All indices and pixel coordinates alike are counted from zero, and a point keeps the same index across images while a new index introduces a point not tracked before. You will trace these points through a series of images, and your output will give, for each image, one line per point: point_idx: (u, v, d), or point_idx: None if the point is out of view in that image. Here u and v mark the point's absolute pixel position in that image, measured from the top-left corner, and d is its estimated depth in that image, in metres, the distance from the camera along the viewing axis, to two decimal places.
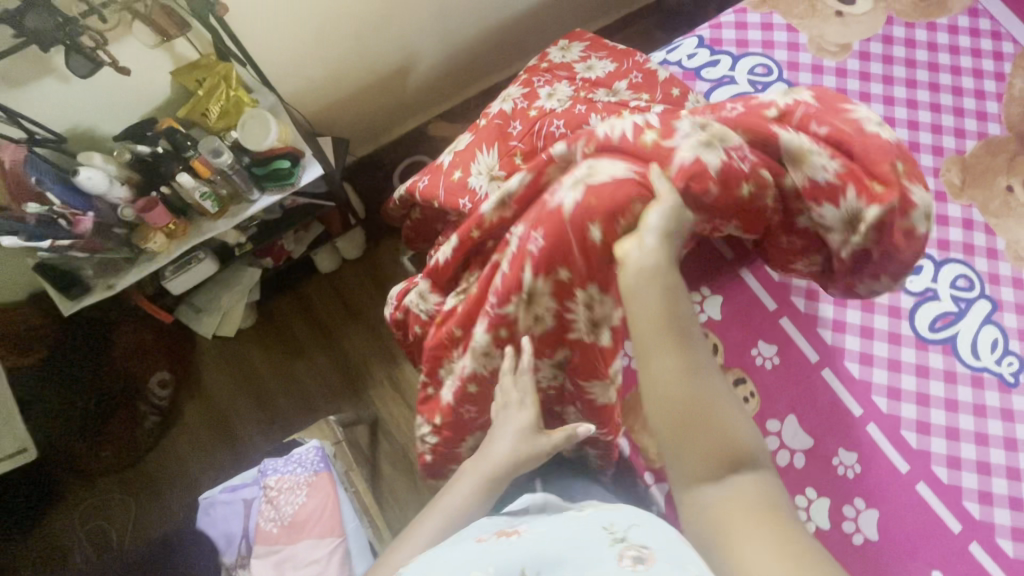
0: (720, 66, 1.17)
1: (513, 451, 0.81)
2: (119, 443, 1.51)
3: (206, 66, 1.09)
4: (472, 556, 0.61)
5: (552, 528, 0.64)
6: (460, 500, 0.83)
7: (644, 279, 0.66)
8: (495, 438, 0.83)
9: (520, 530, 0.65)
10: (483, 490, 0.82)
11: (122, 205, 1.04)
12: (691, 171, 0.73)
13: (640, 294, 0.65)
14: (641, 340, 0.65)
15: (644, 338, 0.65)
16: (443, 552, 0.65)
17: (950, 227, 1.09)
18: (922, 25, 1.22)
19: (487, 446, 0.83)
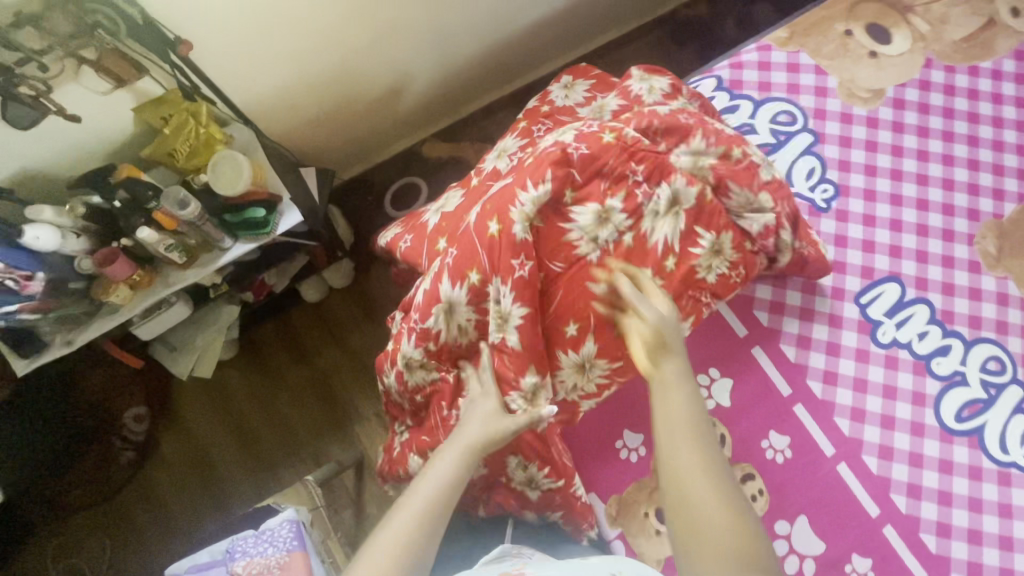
0: (739, 112, 1.06)
1: (482, 432, 0.73)
2: (93, 480, 1.45)
3: (172, 102, 0.98)
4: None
5: None
6: (439, 480, 0.67)
7: (671, 385, 0.67)
8: (466, 422, 0.75)
9: None
10: (465, 470, 0.69)
11: (79, 258, 0.95)
12: (587, 165, 0.82)
13: (668, 400, 0.66)
14: (664, 436, 0.63)
15: (665, 439, 0.63)
16: None
17: (982, 302, 1.00)
18: (962, 69, 1.11)
19: (458, 429, 0.74)
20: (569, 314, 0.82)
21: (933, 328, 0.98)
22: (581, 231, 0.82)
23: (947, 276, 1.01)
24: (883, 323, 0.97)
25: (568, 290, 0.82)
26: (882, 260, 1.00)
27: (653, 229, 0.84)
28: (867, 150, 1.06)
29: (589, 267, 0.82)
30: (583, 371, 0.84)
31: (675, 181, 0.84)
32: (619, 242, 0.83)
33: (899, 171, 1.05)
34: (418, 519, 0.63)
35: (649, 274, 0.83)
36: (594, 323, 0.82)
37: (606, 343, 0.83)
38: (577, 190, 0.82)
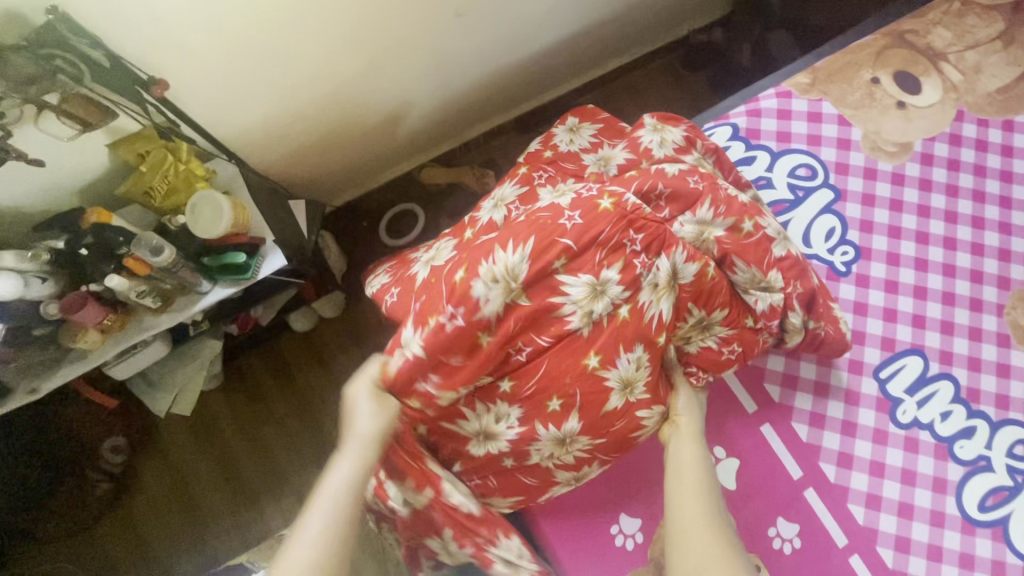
0: (756, 164, 0.99)
1: (376, 423, 0.69)
2: (66, 511, 1.40)
3: (148, 138, 0.93)
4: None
5: None
6: (341, 486, 0.65)
7: (686, 462, 0.74)
8: (357, 415, 0.70)
9: None
10: (368, 470, 0.67)
11: (45, 304, 0.89)
12: (585, 232, 0.73)
13: (682, 472, 0.73)
14: (677, 486, 0.72)
15: (679, 491, 0.71)
16: None
17: (1011, 379, 0.93)
18: (996, 123, 1.04)
19: (349, 425, 0.69)
20: (551, 389, 0.74)
21: (977, 425, 0.90)
22: (573, 304, 0.73)
23: (974, 349, 0.94)
24: (903, 401, 0.90)
25: (553, 364, 0.73)
26: (904, 331, 0.94)
27: (650, 303, 0.75)
28: (890, 210, 0.99)
29: (578, 342, 0.73)
30: (563, 444, 0.76)
31: (675, 255, 0.75)
32: (612, 316, 0.74)
33: (924, 234, 0.98)
34: (327, 534, 0.61)
35: (641, 350, 0.75)
36: (581, 401, 0.74)
37: (594, 423, 0.75)
38: (570, 261, 0.73)
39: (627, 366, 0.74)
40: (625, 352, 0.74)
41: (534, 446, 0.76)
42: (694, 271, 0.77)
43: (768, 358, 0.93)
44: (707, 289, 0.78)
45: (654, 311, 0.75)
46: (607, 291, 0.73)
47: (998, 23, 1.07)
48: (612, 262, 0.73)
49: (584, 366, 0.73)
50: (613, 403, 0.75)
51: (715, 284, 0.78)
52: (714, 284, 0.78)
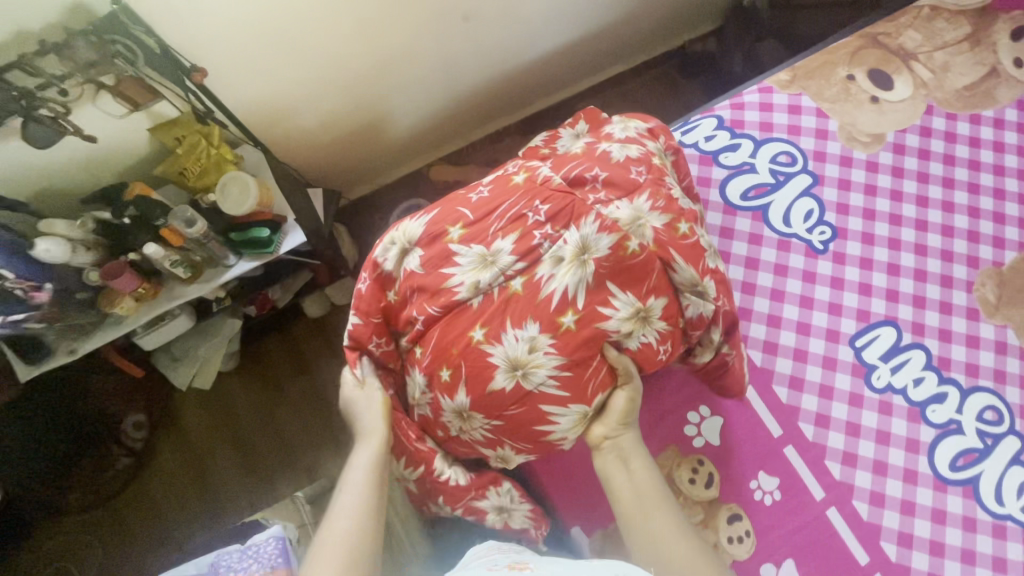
0: (740, 150, 1.07)
1: (377, 449, 0.81)
2: (89, 484, 1.47)
3: (184, 124, 1.02)
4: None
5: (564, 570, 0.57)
6: (364, 467, 0.80)
7: (637, 468, 0.81)
8: (359, 444, 0.82)
9: (531, 564, 0.60)
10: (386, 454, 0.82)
11: (88, 270, 0.97)
12: (486, 208, 0.82)
13: (633, 481, 0.80)
14: (637, 508, 0.77)
15: (643, 510, 0.77)
16: None
17: (980, 349, 0.99)
18: (964, 117, 1.12)
19: (361, 420, 0.84)
20: (443, 357, 0.78)
21: (948, 390, 0.97)
22: (462, 274, 0.78)
23: (944, 322, 1.01)
24: (878, 367, 0.97)
25: (444, 332, 0.78)
26: (878, 304, 1.01)
27: (551, 278, 0.77)
28: (866, 194, 1.07)
29: (467, 311, 0.77)
30: (464, 419, 0.79)
31: (583, 226, 0.78)
32: (504, 289, 0.77)
33: (897, 216, 1.06)
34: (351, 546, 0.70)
35: (533, 328, 0.75)
36: (468, 373, 0.76)
37: (482, 400, 0.77)
38: (467, 230, 0.80)
39: (520, 344, 0.75)
40: (512, 327, 0.76)
41: (444, 415, 0.81)
42: (608, 246, 0.77)
43: (751, 325, 0.99)
44: (640, 275, 0.79)
45: (551, 286, 0.76)
46: (496, 262, 0.78)
47: (965, 26, 1.16)
48: (507, 235, 0.79)
49: (470, 337, 0.76)
50: (503, 385, 0.76)
51: (639, 266, 0.79)
52: (639, 265, 0.79)
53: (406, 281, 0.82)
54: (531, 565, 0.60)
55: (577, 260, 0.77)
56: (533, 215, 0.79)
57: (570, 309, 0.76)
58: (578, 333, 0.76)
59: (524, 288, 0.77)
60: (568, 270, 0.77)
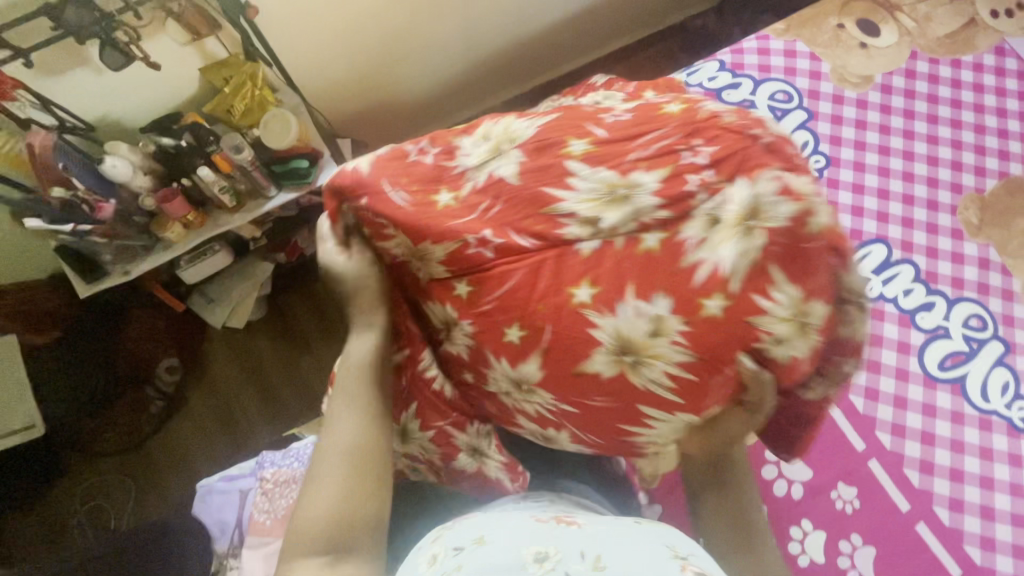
0: (741, 89, 1.17)
1: (371, 353, 0.69)
2: (124, 426, 1.50)
3: (233, 65, 1.11)
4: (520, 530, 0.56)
5: (611, 528, 0.56)
6: (363, 359, 0.69)
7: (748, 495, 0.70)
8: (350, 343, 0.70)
9: (581, 521, 0.58)
10: (386, 343, 0.71)
11: (144, 194, 1.06)
12: (628, 123, 0.53)
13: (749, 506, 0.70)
14: (739, 534, 0.68)
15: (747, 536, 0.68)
16: (498, 523, 0.59)
17: (965, 265, 1.08)
18: (946, 61, 1.21)
19: (354, 301, 0.70)
20: (512, 311, 0.55)
21: (936, 300, 1.05)
22: (574, 203, 0.52)
23: (931, 241, 1.09)
24: (869, 279, 1.06)
25: (521, 283, 0.54)
26: (869, 225, 1.09)
27: (700, 242, 0.49)
28: (856, 128, 1.16)
29: (575, 260, 0.53)
30: (520, 389, 0.59)
31: (760, 179, 0.49)
32: (631, 242, 0.51)
33: (886, 147, 1.15)
34: (353, 466, 0.65)
35: (664, 302, 0.50)
36: (551, 342, 0.54)
37: (557, 381, 0.55)
38: (597, 147, 0.53)
39: (640, 322, 0.51)
40: (633, 296, 0.51)
41: (492, 372, 0.60)
42: (787, 215, 0.48)
43: None
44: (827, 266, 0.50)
45: (692, 240, 0.49)
46: (622, 194, 0.51)
47: None
48: (643, 165, 0.52)
49: (564, 301, 0.52)
50: (601, 371, 0.53)
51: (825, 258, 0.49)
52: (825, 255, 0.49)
53: (488, 186, 0.56)
54: (578, 519, 0.59)
55: (744, 220, 0.48)
56: (679, 148, 0.51)
57: (722, 292, 0.49)
58: (726, 328, 0.50)
59: (654, 250, 0.50)
60: (726, 234, 0.49)
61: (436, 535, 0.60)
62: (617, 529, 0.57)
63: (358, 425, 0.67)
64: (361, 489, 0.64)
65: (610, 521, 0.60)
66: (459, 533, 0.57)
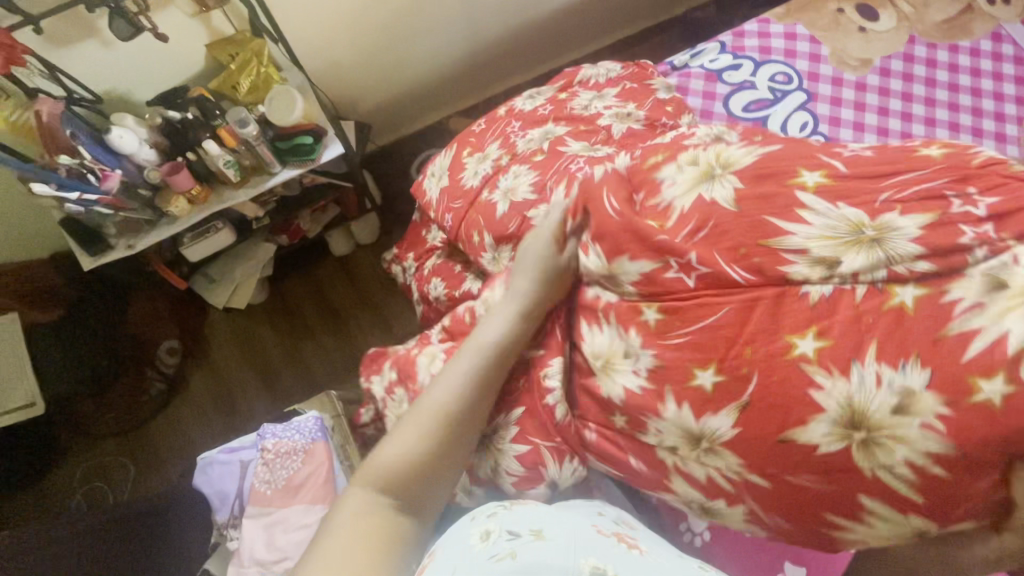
0: (742, 70, 1.18)
1: (503, 333, 0.73)
2: (123, 407, 1.49)
3: (239, 42, 1.13)
4: (593, 546, 0.59)
5: (669, 561, 0.60)
6: (500, 331, 0.73)
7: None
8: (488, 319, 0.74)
9: (642, 547, 0.62)
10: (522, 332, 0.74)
11: (149, 167, 1.07)
12: (872, 169, 0.61)
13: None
14: None
15: None
16: (554, 516, 0.63)
17: None
18: (943, 46, 1.23)
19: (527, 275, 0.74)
20: (706, 354, 0.60)
21: None
22: (803, 265, 0.57)
23: None
24: None
25: (741, 336, 0.58)
26: None
27: (965, 310, 0.51)
28: (855, 110, 1.17)
29: (799, 305, 0.57)
30: (695, 444, 0.61)
31: None
32: (863, 295, 0.55)
33: (884, 129, 1.16)
34: (441, 425, 0.69)
35: (912, 371, 0.51)
36: (750, 397, 0.57)
37: (751, 441, 0.57)
38: (830, 183, 0.60)
39: (880, 392, 0.52)
40: (874, 358, 0.53)
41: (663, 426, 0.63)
42: None
43: None
44: None
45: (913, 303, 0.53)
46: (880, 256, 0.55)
47: None
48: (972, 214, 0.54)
49: (786, 359, 0.56)
50: (819, 442, 0.54)
51: None
52: None
53: (705, 239, 0.62)
54: (643, 548, 0.62)
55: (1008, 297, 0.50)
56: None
57: (1002, 374, 0.48)
58: (962, 415, 0.50)
59: None
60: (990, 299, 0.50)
61: (491, 511, 0.63)
62: (674, 560, 0.61)
63: (459, 391, 0.70)
64: (441, 450, 0.69)
65: (673, 556, 0.63)
66: (517, 519, 0.60)
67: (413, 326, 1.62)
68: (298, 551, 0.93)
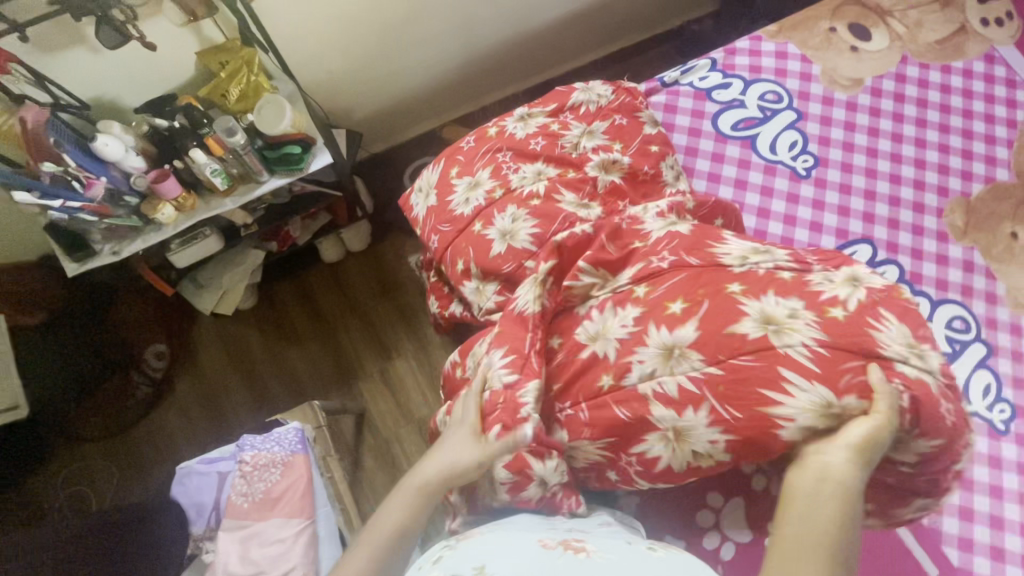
0: (731, 89, 1.18)
1: (457, 461, 0.72)
2: (110, 410, 1.50)
3: (229, 50, 1.12)
4: (534, 560, 0.58)
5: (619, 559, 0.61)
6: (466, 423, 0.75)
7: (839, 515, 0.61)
8: (447, 442, 0.74)
9: (590, 549, 0.62)
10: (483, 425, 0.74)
11: (135, 174, 1.07)
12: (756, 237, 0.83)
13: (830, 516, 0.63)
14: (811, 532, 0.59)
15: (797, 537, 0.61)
16: (497, 545, 0.63)
17: (950, 268, 1.08)
18: (935, 67, 1.23)
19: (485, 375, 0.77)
20: (677, 293, 0.76)
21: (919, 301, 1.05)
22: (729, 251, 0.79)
23: (916, 243, 1.09)
24: None
25: (689, 280, 0.76)
26: (856, 224, 1.10)
27: (823, 283, 0.74)
28: (845, 130, 1.17)
29: (727, 272, 0.76)
30: (668, 359, 0.72)
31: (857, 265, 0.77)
32: (771, 272, 0.75)
33: (874, 149, 1.16)
34: (400, 527, 0.70)
35: (796, 300, 0.72)
36: (707, 310, 0.72)
37: (710, 338, 0.71)
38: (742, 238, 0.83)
39: (779, 306, 0.72)
40: (774, 293, 0.73)
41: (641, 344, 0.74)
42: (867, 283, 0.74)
43: None
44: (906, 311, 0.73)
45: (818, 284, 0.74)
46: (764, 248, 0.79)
47: None
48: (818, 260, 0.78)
49: (723, 290, 0.74)
50: (749, 331, 0.70)
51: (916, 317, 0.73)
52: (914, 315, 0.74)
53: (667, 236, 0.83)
54: (589, 548, 0.62)
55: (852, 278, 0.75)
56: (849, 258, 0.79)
57: (842, 305, 0.71)
58: (853, 325, 0.70)
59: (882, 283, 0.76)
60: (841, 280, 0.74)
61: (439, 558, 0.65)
62: (624, 557, 0.62)
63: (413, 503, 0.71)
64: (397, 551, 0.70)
65: (621, 550, 0.64)
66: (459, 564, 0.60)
67: (401, 334, 1.61)
68: (273, 565, 0.93)
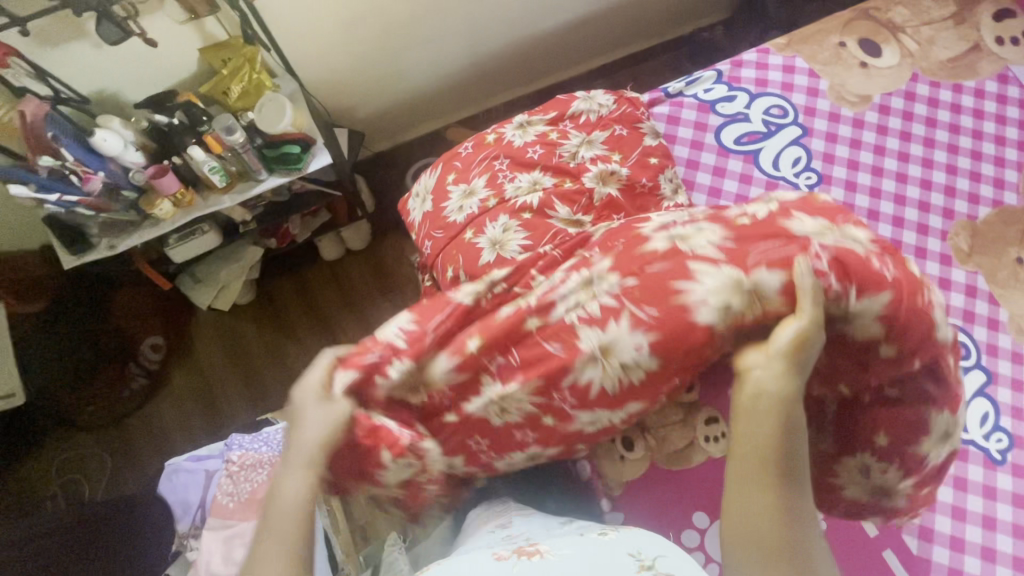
0: (736, 102, 1.17)
1: (340, 421, 0.66)
2: (105, 401, 1.50)
3: (233, 47, 1.12)
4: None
5: (574, 552, 0.59)
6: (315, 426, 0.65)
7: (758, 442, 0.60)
8: (310, 411, 0.66)
9: (543, 549, 0.60)
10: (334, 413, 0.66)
11: (134, 169, 1.07)
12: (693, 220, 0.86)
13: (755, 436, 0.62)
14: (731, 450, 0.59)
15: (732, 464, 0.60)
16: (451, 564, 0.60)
17: (951, 291, 1.06)
18: (946, 86, 1.20)
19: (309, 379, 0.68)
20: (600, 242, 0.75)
21: None
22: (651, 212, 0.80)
23: (918, 265, 1.08)
24: None
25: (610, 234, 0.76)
26: None
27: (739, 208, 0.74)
28: (851, 147, 1.15)
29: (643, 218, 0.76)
30: (589, 286, 0.69)
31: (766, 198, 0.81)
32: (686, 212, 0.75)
33: (879, 168, 1.14)
34: (298, 528, 0.59)
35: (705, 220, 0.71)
36: (621, 242, 0.72)
37: (626, 255, 0.70)
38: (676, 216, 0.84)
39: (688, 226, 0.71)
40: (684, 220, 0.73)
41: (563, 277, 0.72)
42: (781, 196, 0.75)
43: None
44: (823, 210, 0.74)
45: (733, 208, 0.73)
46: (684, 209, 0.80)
47: (950, 6, 1.25)
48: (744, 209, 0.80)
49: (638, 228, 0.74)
50: (655, 245, 0.69)
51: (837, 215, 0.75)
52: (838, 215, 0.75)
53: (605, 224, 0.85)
54: (541, 549, 0.59)
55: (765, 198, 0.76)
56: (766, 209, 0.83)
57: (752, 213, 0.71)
58: (761, 224, 0.69)
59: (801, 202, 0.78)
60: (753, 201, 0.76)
61: None
62: (579, 551, 0.60)
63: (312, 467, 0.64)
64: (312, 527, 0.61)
65: (574, 544, 0.62)
66: None
67: None
68: None
